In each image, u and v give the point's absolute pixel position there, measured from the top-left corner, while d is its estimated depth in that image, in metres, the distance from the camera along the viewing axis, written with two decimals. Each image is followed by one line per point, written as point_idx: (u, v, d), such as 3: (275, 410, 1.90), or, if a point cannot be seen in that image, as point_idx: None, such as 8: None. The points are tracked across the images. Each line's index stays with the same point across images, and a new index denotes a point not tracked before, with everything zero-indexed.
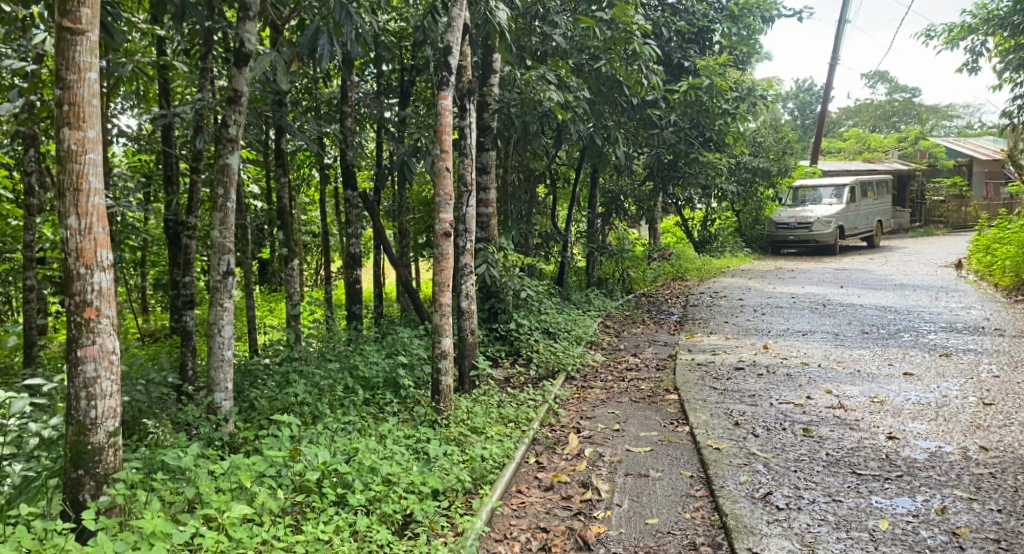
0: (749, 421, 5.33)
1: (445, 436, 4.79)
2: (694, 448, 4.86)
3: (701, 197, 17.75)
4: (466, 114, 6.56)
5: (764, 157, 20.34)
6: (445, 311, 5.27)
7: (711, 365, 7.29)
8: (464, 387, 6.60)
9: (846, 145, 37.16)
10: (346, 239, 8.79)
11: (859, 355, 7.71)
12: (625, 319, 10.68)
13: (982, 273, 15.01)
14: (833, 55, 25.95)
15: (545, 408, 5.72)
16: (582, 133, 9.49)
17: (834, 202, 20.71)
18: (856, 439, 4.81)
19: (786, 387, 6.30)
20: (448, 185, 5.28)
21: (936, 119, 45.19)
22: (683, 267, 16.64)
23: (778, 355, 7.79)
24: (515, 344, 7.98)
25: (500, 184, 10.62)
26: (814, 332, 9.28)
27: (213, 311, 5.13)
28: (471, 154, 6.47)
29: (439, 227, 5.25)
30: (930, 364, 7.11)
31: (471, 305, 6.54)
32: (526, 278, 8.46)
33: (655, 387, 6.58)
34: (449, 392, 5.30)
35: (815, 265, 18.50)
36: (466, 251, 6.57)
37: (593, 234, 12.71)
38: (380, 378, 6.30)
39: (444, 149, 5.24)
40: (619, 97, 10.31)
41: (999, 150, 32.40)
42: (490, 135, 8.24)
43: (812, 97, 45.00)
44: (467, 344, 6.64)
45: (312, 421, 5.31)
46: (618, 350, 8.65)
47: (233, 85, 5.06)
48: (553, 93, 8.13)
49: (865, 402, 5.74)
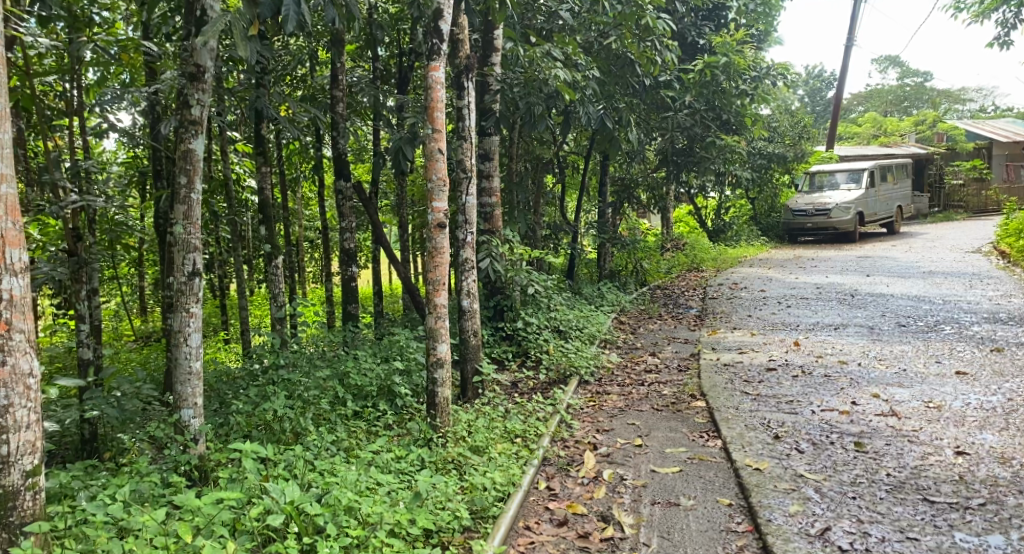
0: (791, 433, 4.67)
1: (442, 458, 4.19)
2: (730, 468, 4.22)
3: (715, 184, 17.03)
4: (465, 94, 5.95)
5: (779, 143, 19.54)
6: (442, 313, 4.60)
7: (739, 366, 6.61)
8: (466, 395, 5.98)
9: (861, 130, 36.17)
10: (339, 233, 8.15)
11: (901, 352, 7.03)
12: (642, 315, 10.00)
13: (1015, 259, 14.29)
14: (848, 37, 25.12)
15: (556, 420, 5.07)
16: (592, 116, 8.81)
17: (853, 187, 19.96)
18: (920, 455, 4.15)
19: (826, 390, 5.64)
20: (442, 170, 4.59)
21: (950, 103, 44.31)
22: (698, 257, 15.95)
23: (811, 353, 7.10)
24: (522, 344, 7.35)
25: (505, 174, 9.95)
26: (846, 326, 8.59)
27: (177, 317, 4.43)
28: (471, 137, 5.84)
29: (433, 218, 4.57)
30: (982, 361, 6.43)
31: (474, 304, 6.00)
32: (534, 273, 7.82)
33: (678, 392, 5.92)
34: (447, 406, 4.64)
35: (836, 253, 17.74)
36: (467, 244, 6.01)
37: (604, 224, 12.04)
38: (372, 387, 5.69)
39: (436, 128, 4.55)
40: (631, 77, 9.63)
41: (1018, 132, 31.59)
42: (492, 119, 7.59)
43: (824, 84, 44.03)
44: (470, 347, 6.04)
45: (294, 441, 4.70)
46: (635, 349, 7.99)
47: (195, 59, 4.40)
48: (560, 70, 7.46)
49: (919, 408, 5.08)
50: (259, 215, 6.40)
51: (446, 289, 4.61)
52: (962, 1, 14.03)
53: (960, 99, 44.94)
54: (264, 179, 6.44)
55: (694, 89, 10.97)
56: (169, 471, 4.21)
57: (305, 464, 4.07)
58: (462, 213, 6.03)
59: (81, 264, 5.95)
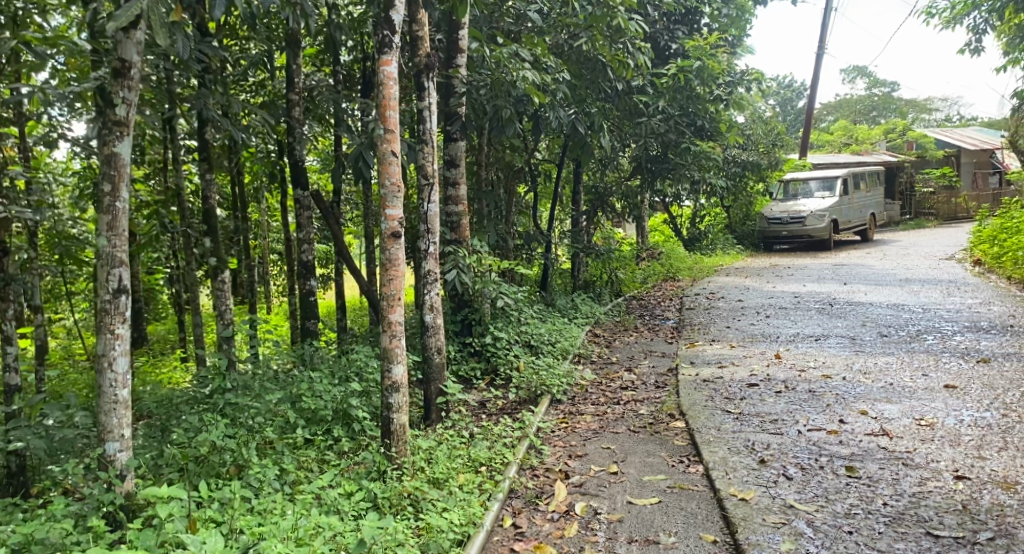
0: (777, 457, 4.33)
1: (397, 494, 3.80)
2: (713, 498, 3.87)
3: (690, 193, 16.80)
4: (427, 95, 5.62)
5: (753, 151, 19.36)
6: (398, 332, 4.20)
7: (718, 382, 6.26)
8: (430, 417, 5.61)
9: (832, 138, 36.34)
10: (297, 245, 7.71)
11: (886, 364, 6.74)
12: (617, 327, 9.66)
13: (989, 265, 14.20)
14: (819, 46, 25.18)
15: (524, 446, 4.68)
16: (564, 121, 8.48)
17: (827, 196, 19.90)
18: (917, 481, 3.84)
19: (811, 408, 5.32)
20: (396, 174, 4.19)
21: (917, 113, 44.90)
22: (673, 266, 15.67)
23: (793, 367, 6.79)
24: (492, 361, 6.96)
25: (474, 182, 9.57)
26: (827, 337, 8.31)
27: (102, 340, 3.94)
28: (432, 142, 5.52)
29: (387, 227, 4.17)
30: (970, 373, 6.16)
31: (437, 319, 5.62)
32: (503, 285, 7.44)
33: (655, 412, 5.56)
34: (404, 434, 4.22)
35: (812, 261, 17.57)
36: (430, 255, 5.69)
37: (578, 233, 11.69)
38: (327, 410, 5.31)
39: (388, 129, 4.15)
40: (603, 82, 9.31)
41: (985, 142, 31.95)
42: (457, 123, 7.23)
43: (795, 94, 44.29)
44: (435, 366, 5.67)
45: (236, 475, 4.29)
46: (610, 364, 7.62)
47: (119, 54, 3.96)
48: (529, 72, 7.11)
49: (910, 426, 4.77)
50: (205, 226, 5.95)
51: (402, 305, 4.21)
52: (934, 6, 13.94)
53: (926, 108, 45.52)
54: (210, 188, 6.00)
55: (667, 94, 10.67)
56: (90, 514, 3.75)
57: (242, 504, 3.66)
58: (423, 223, 5.68)
59: (8, 281, 5.43)
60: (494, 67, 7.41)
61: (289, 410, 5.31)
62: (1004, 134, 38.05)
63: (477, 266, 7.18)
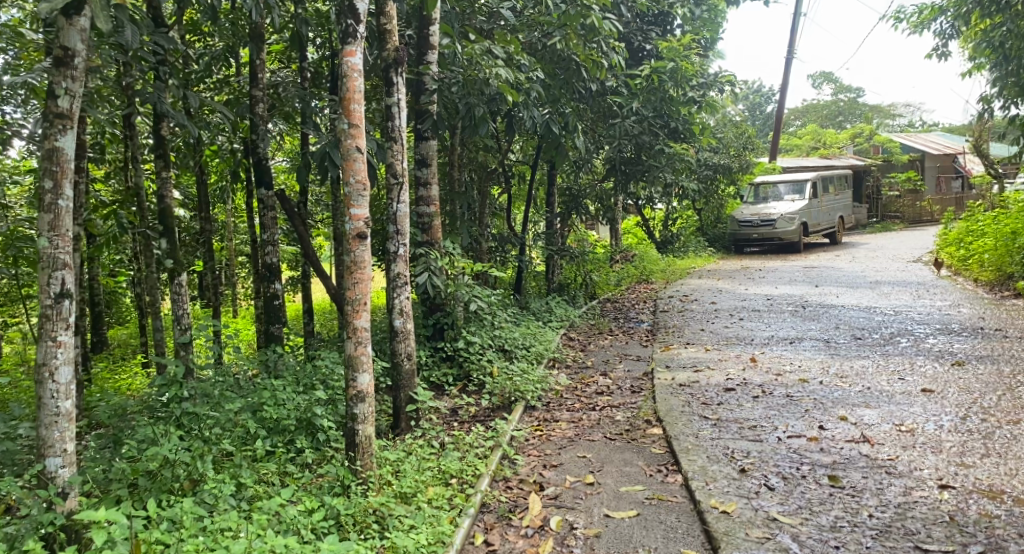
0: (758, 466, 4.19)
1: (362, 510, 3.60)
2: (693, 510, 3.73)
3: (662, 195, 16.75)
4: (396, 91, 5.42)
5: (724, 154, 19.40)
6: (364, 338, 3.98)
7: (695, 386, 6.12)
8: (399, 425, 5.43)
9: (801, 142, 36.70)
10: (260, 247, 7.44)
11: (862, 367, 6.66)
12: (591, 330, 9.50)
13: (956, 268, 14.33)
14: (788, 51, 25.37)
15: (497, 456, 4.48)
16: (537, 120, 8.30)
17: (797, 199, 20.03)
18: (902, 490, 3.72)
19: (791, 413, 5.19)
20: (361, 171, 3.98)
21: (881, 118, 45.65)
22: (646, 268, 15.59)
23: (769, 370, 6.68)
24: (464, 366, 6.76)
25: (445, 183, 9.36)
26: (802, 340, 8.24)
27: (42, 349, 3.68)
28: (400, 139, 5.32)
29: (351, 227, 3.94)
30: (947, 375, 6.10)
31: (407, 323, 5.50)
32: (476, 287, 7.24)
33: (632, 418, 5.40)
34: (370, 446, 4.01)
35: (783, 263, 17.63)
36: (399, 257, 5.50)
37: (552, 235, 11.53)
38: (290, 420, 5.12)
39: (353, 123, 3.93)
40: (577, 82, 9.15)
41: (948, 147, 32.54)
42: (428, 121, 7.03)
43: (763, 99, 44.77)
44: (404, 373, 5.49)
45: (192, 490, 4.04)
46: (585, 368, 7.46)
47: (62, 42, 3.70)
48: (502, 69, 6.92)
49: (891, 432, 4.66)
50: (161, 226, 5.68)
51: (368, 309, 3.99)
52: (902, 11, 14.04)
53: (891, 114, 46.27)
54: (166, 187, 5.71)
55: (641, 95, 10.56)
56: (26, 536, 3.48)
57: (195, 523, 3.42)
58: (392, 223, 5.52)
59: None
60: (466, 64, 7.22)
61: (250, 420, 5.08)
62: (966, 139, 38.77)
63: (449, 268, 6.97)
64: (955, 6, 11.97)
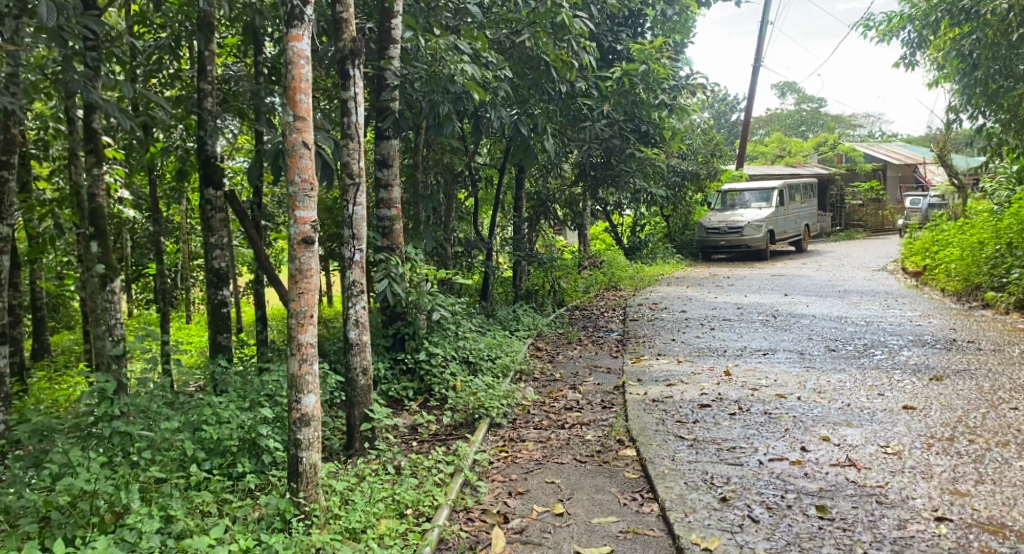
0: (740, 493, 3.89)
1: (303, 550, 3.20)
2: (672, 547, 3.42)
3: (631, 200, 16.52)
4: (351, 84, 5.07)
5: (692, 160, 19.27)
6: (311, 356, 3.60)
7: (669, 403, 5.81)
8: (353, 444, 5.09)
9: (766, 150, 36.89)
10: (207, 250, 6.97)
11: (839, 381, 6.41)
12: (560, 340, 9.15)
13: (923, 277, 14.31)
14: (756, 59, 25.41)
15: (457, 483, 4.12)
16: (505, 120, 7.95)
17: (764, 206, 19.98)
18: (896, 524, 3.46)
19: (770, 433, 4.92)
20: (308, 169, 3.58)
21: (844, 129, 46.33)
22: (615, 275, 15.33)
23: (745, 385, 6.40)
24: (425, 379, 6.37)
25: (409, 185, 8.96)
26: (776, 351, 8.00)
27: None
28: (356, 137, 4.99)
29: (296, 231, 3.54)
30: (927, 391, 5.89)
31: (363, 335, 5.10)
32: (439, 295, 6.85)
33: (603, 437, 5.07)
34: (315, 475, 3.63)
35: (751, 271, 17.50)
36: (355, 264, 5.15)
37: (520, 241, 11.19)
38: (232, 441, 4.77)
39: (299, 115, 3.55)
40: (547, 83, 8.83)
41: (909, 157, 33.00)
42: (390, 119, 6.64)
43: (729, 107, 45.11)
44: (359, 388, 5.15)
45: (116, 523, 3.60)
46: (553, 380, 7.13)
47: None
48: (468, 65, 6.57)
49: (878, 454, 4.41)
50: (92, 227, 5.21)
51: (314, 324, 3.60)
52: (871, 18, 14.00)
53: (852, 124, 46.97)
54: (98, 184, 5.23)
55: (612, 97, 10.26)
56: None
57: None
58: (348, 227, 5.15)
59: None
60: (431, 60, 6.84)
61: (188, 441, 4.70)
62: (928, 149, 39.40)
63: (410, 275, 6.58)
64: (924, 14, 11.90)
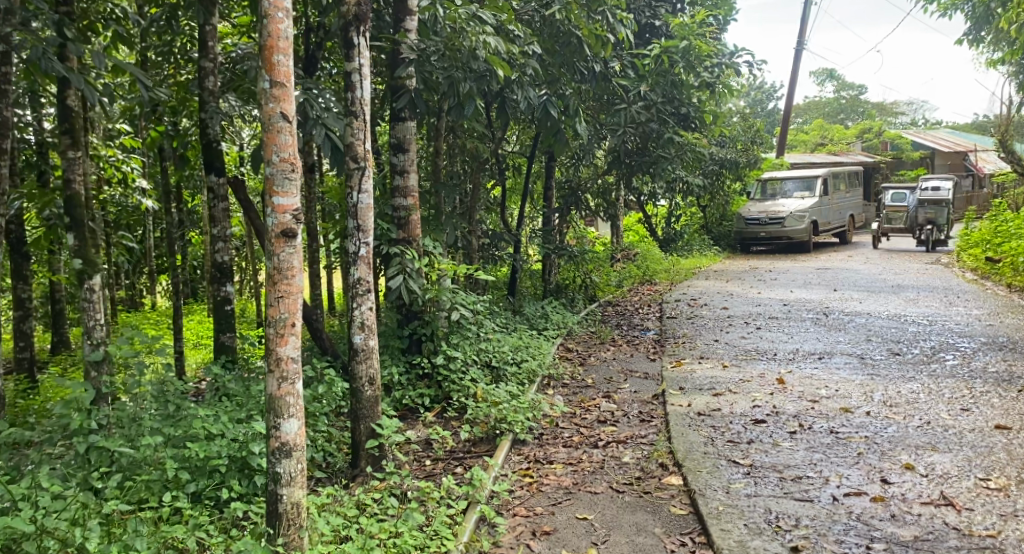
0: (814, 542, 3.24)
1: None
2: None
3: (666, 189, 15.73)
4: (356, 55, 4.51)
5: (731, 148, 18.39)
6: (293, 373, 2.99)
7: (717, 417, 5.13)
8: (358, 464, 4.54)
9: (807, 137, 35.52)
10: (210, 242, 6.42)
11: (912, 392, 5.64)
12: (592, 340, 8.48)
13: (984, 272, 13.29)
14: (798, 41, 24.27)
15: (471, 522, 3.52)
16: (533, 101, 7.27)
17: (807, 196, 19.02)
18: None
19: (840, 458, 4.22)
20: (288, 147, 2.94)
21: (886, 117, 44.72)
22: (650, 267, 14.60)
23: (802, 395, 5.67)
24: (443, 386, 5.78)
25: (430, 173, 8.33)
26: (833, 355, 7.22)
27: None
28: (360, 116, 4.43)
29: (274, 223, 2.93)
30: (1020, 406, 5.11)
31: (369, 340, 4.55)
32: (459, 293, 6.19)
33: (644, 460, 4.43)
34: (299, 516, 3.04)
35: (794, 264, 16.59)
36: (360, 258, 4.56)
37: (550, 232, 10.50)
38: (221, 459, 4.22)
39: (277, 80, 2.90)
40: (579, 61, 8.14)
41: (959, 144, 31.52)
42: (405, 99, 6.02)
43: (766, 95, 43.63)
44: (365, 399, 4.60)
45: None
46: (586, 387, 6.46)
47: None
48: (490, 37, 5.92)
49: (977, 488, 3.69)
50: (67, 218, 4.67)
51: (298, 337, 2.99)
52: None
53: (893, 111, 45.29)
54: (74, 168, 4.69)
55: (649, 78, 9.52)
56: None
57: None
58: (352, 218, 4.57)
59: None
60: (450, 33, 6.24)
61: (170, 460, 4.18)
62: (988, 140, 36.27)
63: (428, 270, 5.95)
64: None
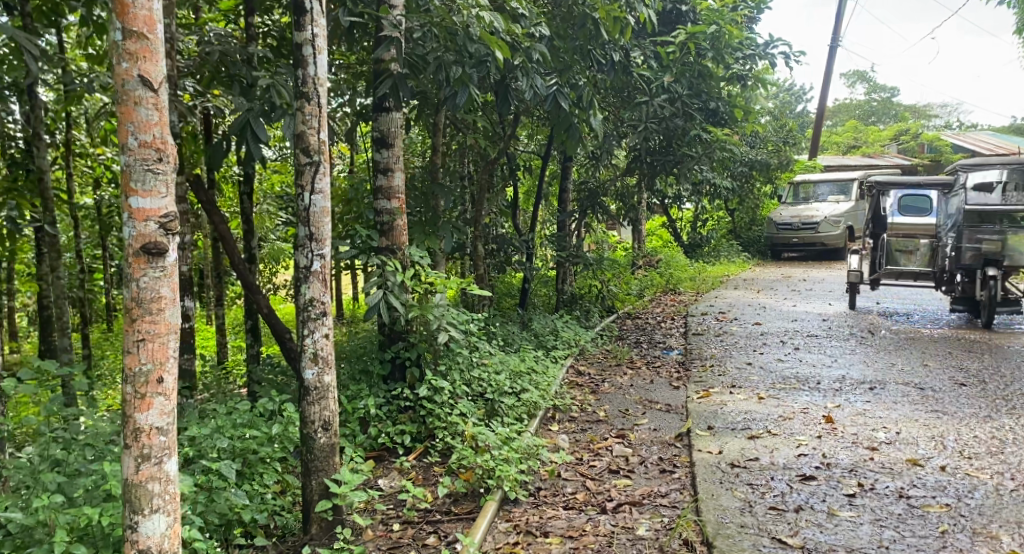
0: None
1: None
2: None
3: (690, 192, 14.72)
4: (305, 23, 3.65)
5: (761, 149, 17.39)
6: (159, 445, 2.53)
7: (757, 471, 4.18)
8: (308, 530, 3.68)
9: (839, 139, 34.06)
10: None
11: (994, 438, 4.64)
12: (606, 360, 7.55)
13: None
14: (833, 38, 23.11)
15: None
16: (540, 91, 6.34)
17: (842, 199, 17.84)
18: None
19: (921, 540, 3.26)
20: (147, 124, 2.44)
21: (921, 119, 43.15)
22: (674, 275, 13.60)
23: (858, 440, 4.69)
24: (425, 424, 4.86)
25: (426, 171, 7.42)
26: (886, 385, 6.18)
27: None
28: (309, 96, 3.59)
29: (132, 236, 2.45)
30: None
31: (324, 376, 3.66)
32: (449, 312, 5.23)
33: (663, 532, 3.53)
34: None
35: (829, 273, 15.48)
36: (312, 273, 3.69)
37: (562, 238, 9.53)
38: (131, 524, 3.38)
39: (130, 36, 2.39)
40: (595, 48, 7.19)
41: (1003, 146, 29.91)
42: (384, 85, 5.08)
43: (795, 96, 42.29)
44: (317, 449, 3.70)
45: None
46: (597, 422, 5.51)
47: None
48: (486, 11, 5.02)
49: None
50: None
51: (167, 400, 2.54)
52: None
53: (927, 112, 43.81)
54: None
55: (673, 67, 8.51)
56: None
57: None
58: (304, 225, 3.69)
59: None
60: (444, 10, 5.34)
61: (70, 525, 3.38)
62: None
63: (412, 284, 5.02)
64: None
